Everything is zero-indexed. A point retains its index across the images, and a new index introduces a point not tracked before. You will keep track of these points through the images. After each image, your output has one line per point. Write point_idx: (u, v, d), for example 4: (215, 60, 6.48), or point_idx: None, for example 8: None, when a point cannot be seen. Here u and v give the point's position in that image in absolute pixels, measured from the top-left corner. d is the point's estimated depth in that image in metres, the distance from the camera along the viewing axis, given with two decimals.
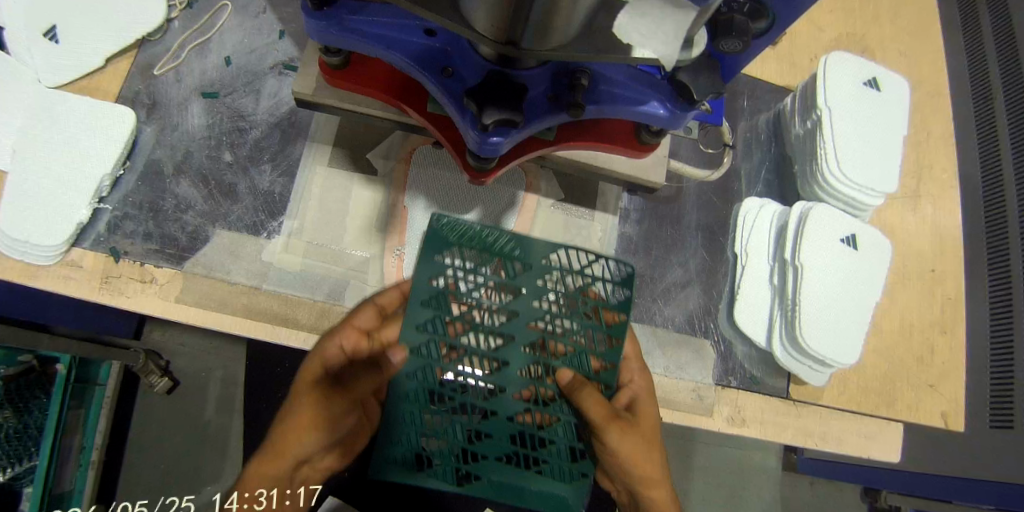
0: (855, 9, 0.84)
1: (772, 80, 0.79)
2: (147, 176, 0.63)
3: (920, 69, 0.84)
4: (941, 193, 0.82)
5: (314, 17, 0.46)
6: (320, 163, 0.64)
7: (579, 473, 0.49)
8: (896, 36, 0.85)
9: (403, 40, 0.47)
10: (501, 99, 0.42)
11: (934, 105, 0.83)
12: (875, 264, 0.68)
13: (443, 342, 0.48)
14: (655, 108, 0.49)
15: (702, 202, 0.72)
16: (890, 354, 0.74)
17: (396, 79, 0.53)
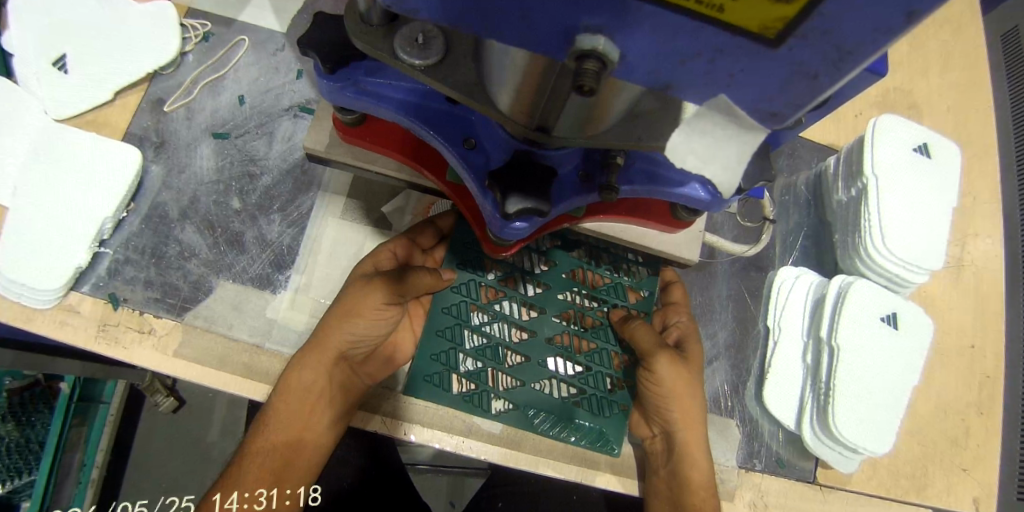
0: (901, 63, 0.80)
1: (811, 138, 0.75)
2: (150, 219, 0.60)
3: (971, 128, 0.79)
4: (989, 262, 0.76)
5: (329, 79, 0.43)
6: (333, 216, 0.61)
7: (615, 404, 0.57)
8: (947, 92, 0.80)
9: (423, 106, 0.44)
10: (527, 185, 0.38)
11: (982, 169, 0.78)
12: (919, 347, 0.63)
13: (490, 266, 0.59)
14: (695, 190, 0.43)
15: (736, 270, 0.69)
16: (925, 436, 0.69)
17: (415, 140, 0.49)
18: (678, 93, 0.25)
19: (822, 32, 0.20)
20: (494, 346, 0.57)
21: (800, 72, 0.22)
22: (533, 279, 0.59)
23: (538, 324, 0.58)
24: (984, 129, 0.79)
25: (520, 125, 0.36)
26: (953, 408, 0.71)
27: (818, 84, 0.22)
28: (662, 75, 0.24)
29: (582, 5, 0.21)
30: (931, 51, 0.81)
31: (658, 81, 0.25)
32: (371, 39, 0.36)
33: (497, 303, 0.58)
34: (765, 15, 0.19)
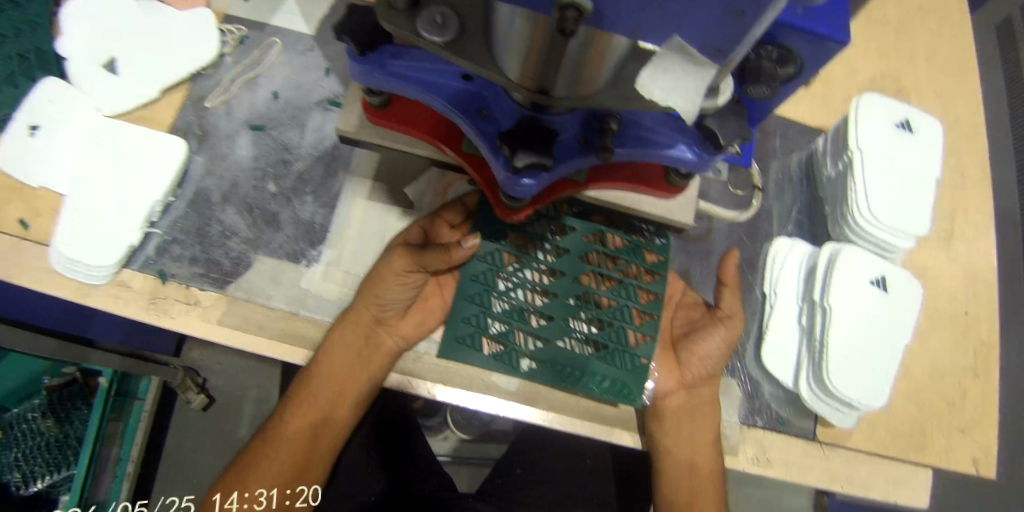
0: (890, 50, 0.84)
1: (804, 121, 0.79)
2: (195, 203, 0.66)
3: (957, 109, 0.83)
4: (977, 234, 0.80)
5: (359, 62, 0.49)
6: (359, 196, 0.66)
7: (638, 359, 0.59)
8: (933, 75, 0.83)
9: (441, 84, 0.50)
10: (533, 143, 0.44)
11: (970, 147, 0.82)
12: (907, 307, 0.67)
13: (513, 232, 0.62)
14: (683, 151, 0.49)
15: (733, 242, 0.73)
16: (921, 397, 0.73)
17: (433, 119, 0.55)
18: (642, 37, 0.31)
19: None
20: (520, 310, 0.61)
21: (731, 10, 0.28)
22: (554, 242, 0.62)
23: (564, 286, 0.61)
24: (969, 111, 0.83)
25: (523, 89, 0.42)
26: (948, 370, 0.74)
27: (745, 19, 0.28)
28: (628, 23, 0.30)
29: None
30: (918, 38, 0.85)
31: (624, 28, 0.31)
32: (395, 19, 0.41)
33: (521, 269, 0.61)
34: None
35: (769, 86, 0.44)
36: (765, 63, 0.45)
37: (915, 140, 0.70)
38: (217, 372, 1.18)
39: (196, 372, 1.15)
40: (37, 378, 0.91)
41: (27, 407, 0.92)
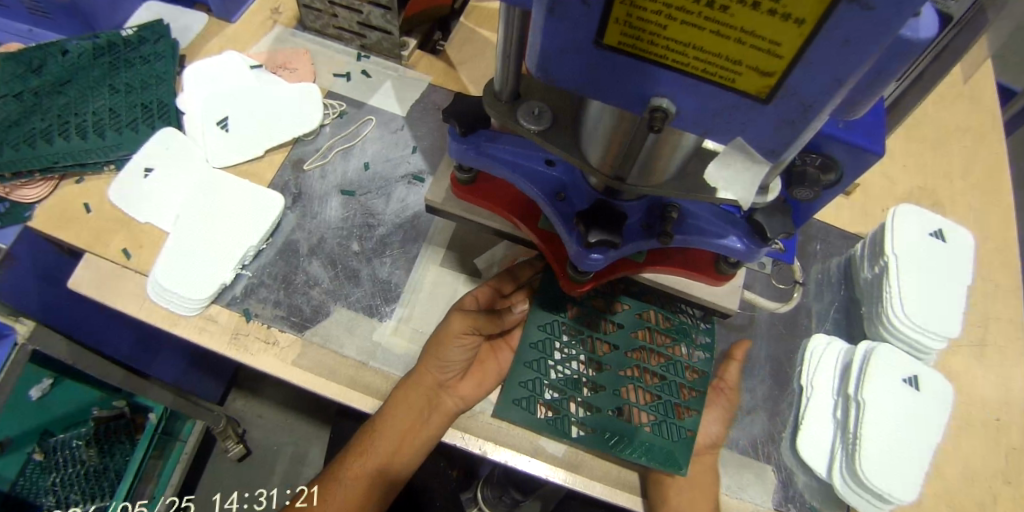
0: (927, 164, 0.89)
1: (844, 227, 0.84)
2: (284, 252, 0.72)
3: (990, 224, 0.87)
4: (1010, 344, 0.82)
5: (457, 141, 0.56)
6: (432, 263, 0.71)
7: (685, 430, 0.62)
8: (967, 192, 0.88)
9: (526, 165, 0.57)
10: (605, 223, 0.50)
11: (1002, 261, 0.86)
12: (937, 407, 0.69)
13: (571, 306, 0.67)
14: (734, 242, 0.55)
15: (773, 335, 0.76)
16: (954, 500, 0.74)
17: (512, 199, 0.62)
18: (712, 136, 0.40)
19: (792, 92, 0.34)
20: (574, 380, 0.64)
21: (785, 120, 0.36)
22: (609, 318, 0.66)
23: (618, 360, 0.65)
24: (1002, 227, 0.87)
25: (602, 174, 0.49)
26: (980, 475, 0.75)
27: (796, 126, 0.36)
28: (702, 124, 0.39)
29: (657, 81, 0.37)
30: (953, 155, 0.90)
31: (699, 128, 0.40)
32: (498, 108, 0.50)
33: (576, 341, 0.66)
34: (759, 81, 0.34)
35: (813, 188, 0.53)
36: (810, 169, 0.53)
37: (947, 248, 0.75)
38: (257, 425, 1.21)
39: (238, 422, 1.18)
40: (89, 409, 0.99)
41: (74, 434, 0.97)
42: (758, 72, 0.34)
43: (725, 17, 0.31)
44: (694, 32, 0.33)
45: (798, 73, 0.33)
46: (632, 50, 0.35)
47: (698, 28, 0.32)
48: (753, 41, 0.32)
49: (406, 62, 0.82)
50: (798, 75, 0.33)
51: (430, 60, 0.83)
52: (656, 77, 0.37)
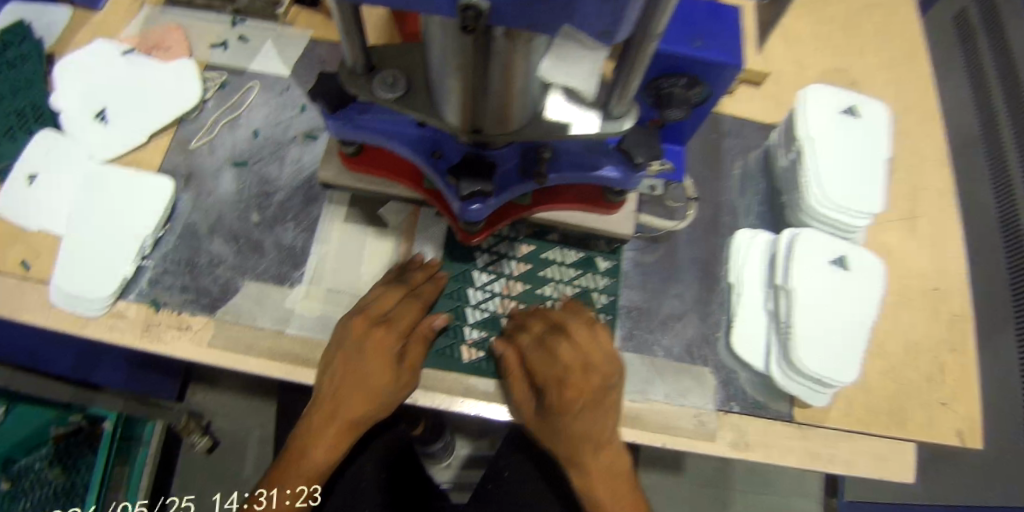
0: (842, 44, 0.83)
1: (760, 119, 0.79)
2: (184, 236, 0.69)
3: (915, 93, 0.82)
4: (943, 213, 0.79)
5: (332, 118, 0.61)
6: (337, 220, 0.69)
7: None
8: (885, 65, 0.83)
9: (399, 131, 0.62)
10: (475, 174, 0.56)
11: (932, 129, 0.81)
12: (868, 284, 0.69)
13: (481, 252, 0.67)
14: (609, 171, 0.60)
15: (697, 237, 0.72)
16: (894, 373, 0.74)
17: (399, 163, 0.65)
18: (539, 28, 0.38)
19: None
20: (495, 319, 0.65)
21: None
22: (521, 256, 0.67)
23: (530, 296, 0.66)
24: (925, 97, 0.82)
25: (462, 130, 0.57)
26: (923, 348, 0.75)
27: (621, 0, 0.35)
28: (525, 17, 0.37)
29: None
30: (868, 30, 0.84)
31: (522, 22, 0.38)
32: (357, 81, 0.56)
33: (491, 285, 0.66)
34: None
35: (681, 107, 0.62)
36: (677, 91, 0.61)
37: (860, 124, 0.71)
38: (223, 415, 1.19)
39: (200, 415, 1.17)
40: (46, 430, 0.95)
41: (36, 456, 0.95)
42: None
43: None
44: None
45: None
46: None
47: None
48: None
49: (284, 20, 0.78)
50: None
51: (309, 14, 0.79)
52: None
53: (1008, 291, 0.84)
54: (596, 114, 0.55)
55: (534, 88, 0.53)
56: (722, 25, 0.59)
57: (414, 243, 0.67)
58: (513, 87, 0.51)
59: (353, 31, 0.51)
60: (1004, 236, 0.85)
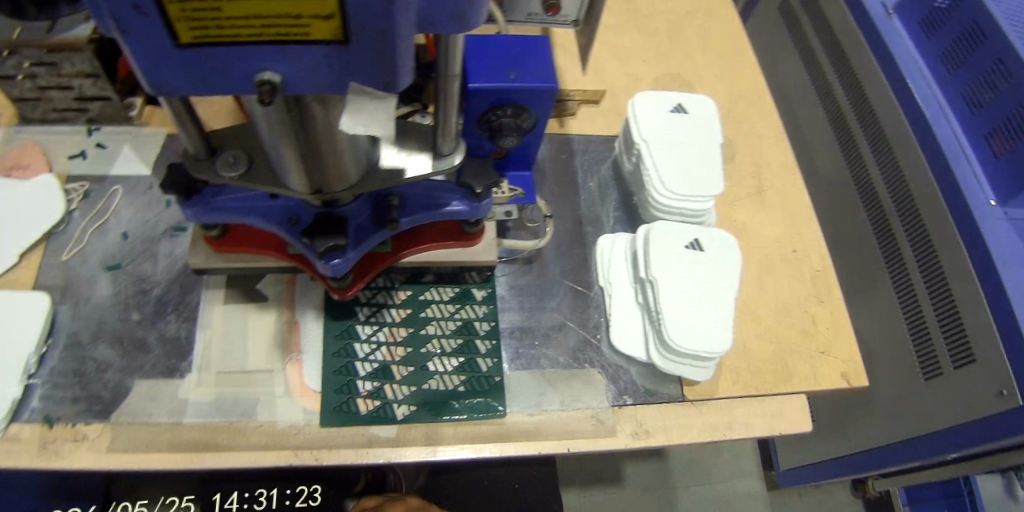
0: (665, 50, 0.92)
1: (607, 131, 0.85)
2: (69, 348, 0.69)
3: (740, 83, 0.91)
4: (785, 183, 0.87)
5: (187, 206, 0.63)
6: (217, 303, 0.72)
7: (493, 378, 0.69)
8: (709, 64, 0.92)
9: (255, 206, 0.65)
10: (329, 232, 0.61)
11: (760, 111, 0.90)
12: (724, 258, 0.74)
13: (360, 307, 0.71)
14: (455, 205, 0.65)
15: (563, 251, 0.77)
16: (770, 334, 0.79)
17: (265, 236, 0.69)
18: (330, 89, 0.46)
19: (358, 27, 0.40)
20: (385, 366, 0.69)
21: (377, 52, 0.42)
22: (398, 303, 0.71)
23: (415, 339, 0.70)
24: (748, 85, 0.91)
25: (310, 194, 0.61)
26: (794, 305, 0.81)
27: (388, 56, 0.42)
28: (313, 82, 0.45)
29: (254, 59, 0.42)
30: (688, 36, 0.93)
31: (314, 86, 0.46)
32: (201, 166, 0.59)
33: (375, 335, 0.70)
34: (327, 28, 0.40)
35: (512, 134, 0.66)
36: (505, 120, 0.66)
37: (691, 119, 0.78)
38: None
39: None
40: None
41: None
42: (320, 19, 0.39)
43: None
44: (243, 5, 0.37)
45: (350, 7, 0.38)
46: (209, 37, 0.39)
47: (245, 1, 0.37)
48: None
49: (138, 121, 0.81)
50: (351, 9, 0.38)
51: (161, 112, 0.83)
52: (253, 55, 0.42)
53: (898, 249, 1.01)
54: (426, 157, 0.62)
55: (362, 145, 0.60)
56: (534, 57, 0.66)
57: (294, 310, 0.71)
58: (343, 146, 0.58)
59: (188, 121, 0.55)
60: (900, 211, 1.00)
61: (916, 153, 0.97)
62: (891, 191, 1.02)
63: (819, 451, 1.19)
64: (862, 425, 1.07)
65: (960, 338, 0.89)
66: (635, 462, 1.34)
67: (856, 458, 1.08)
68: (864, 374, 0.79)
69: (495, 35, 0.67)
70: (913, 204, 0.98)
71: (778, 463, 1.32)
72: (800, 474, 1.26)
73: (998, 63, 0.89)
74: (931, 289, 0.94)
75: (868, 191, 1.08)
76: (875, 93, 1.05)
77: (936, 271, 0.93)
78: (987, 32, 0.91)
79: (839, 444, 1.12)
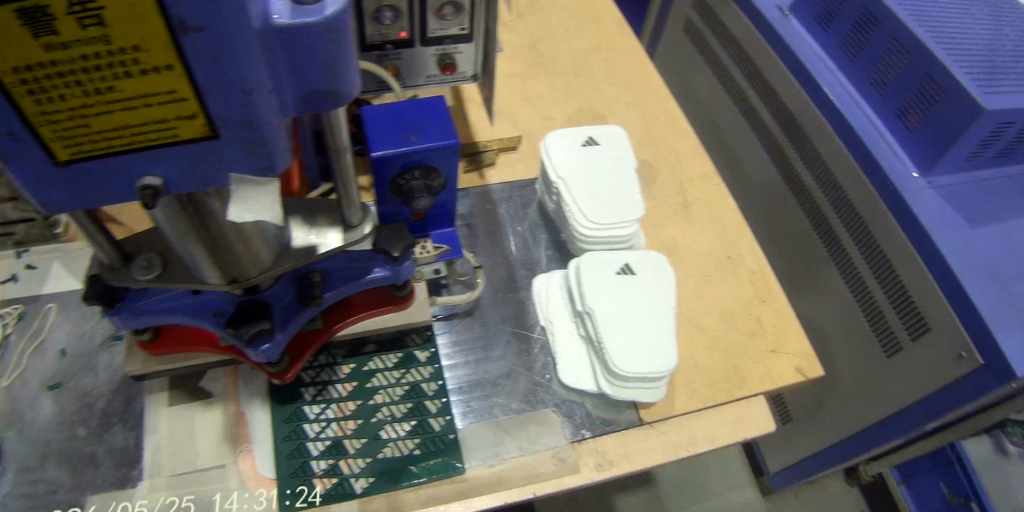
0: (574, 89, 0.97)
1: (525, 174, 0.89)
2: (20, 472, 0.67)
3: (649, 108, 0.96)
4: (707, 194, 0.90)
5: (111, 314, 0.64)
6: (161, 405, 0.72)
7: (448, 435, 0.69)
8: (618, 94, 0.98)
9: (180, 304, 0.66)
10: (252, 319, 0.62)
11: (672, 130, 0.94)
12: (655, 277, 0.76)
13: (307, 388, 0.71)
14: (377, 272, 0.68)
15: (499, 300, 0.79)
16: (717, 345, 0.79)
17: (197, 332, 0.70)
18: (214, 184, 0.43)
19: (223, 119, 0.38)
20: (337, 443, 0.68)
21: (248, 142, 0.40)
22: (343, 378, 0.72)
23: (364, 410, 0.70)
24: (657, 108, 0.96)
25: (226, 284, 0.62)
26: (738, 310, 0.82)
27: (260, 144, 0.40)
28: (196, 180, 0.42)
29: (129, 166, 0.39)
30: (594, 72, 0.99)
31: (197, 184, 0.42)
32: (116, 274, 0.60)
33: (324, 413, 0.70)
34: (193, 124, 0.38)
35: (424, 196, 0.69)
36: (415, 183, 0.68)
37: (603, 149, 0.81)
38: None
39: None
40: None
41: None
42: (184, 117, 0.37)
43: (117, 94, 0.35)
44: (108, 116, 0.36)
45: (209, 100, 0.36)
46: (84, 153, 0.37)
47: (109, 112, 0.36)
48: (156, 99, 0.36)
49: (65, 237, 0.82)
50: (211, 101, 0.37)
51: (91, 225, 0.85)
52: (125, 163, 0.39)
53: (838, 231, 1.04)
54: (336, 232, 0.65)
55: (272, 229, 0.61)
56: (433, 118, 0.68)
57: (239, 401, 0.71)
58: (251, 233, 0.59)
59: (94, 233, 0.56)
60: (830, 200, 1.04)
61: (833, 137, 1.01)
62: (819, 180, 1.06)
63: (800, 447, 1.19)
64: (836, 413, 1.07)
65: (911, 309, 0.90)
66: (625, 493, 1.35)
67: (836, 448, 1.09)
68: (818, 366, 0.79)
69: (392, 103, 0.69)
70: (837, 188, 1.02)
71: (766, 467, 1.32)
72: (789, 475, 1.26)
73: (895, 42, 0.93)
74: (871, 263, 0.97)
75: (798, 185, 1.12)
76: (786, 91, 1.10)
77: (875, 248, 0.96)
78: (879, 16, 0.95)
79: (819, 436, 1.12)
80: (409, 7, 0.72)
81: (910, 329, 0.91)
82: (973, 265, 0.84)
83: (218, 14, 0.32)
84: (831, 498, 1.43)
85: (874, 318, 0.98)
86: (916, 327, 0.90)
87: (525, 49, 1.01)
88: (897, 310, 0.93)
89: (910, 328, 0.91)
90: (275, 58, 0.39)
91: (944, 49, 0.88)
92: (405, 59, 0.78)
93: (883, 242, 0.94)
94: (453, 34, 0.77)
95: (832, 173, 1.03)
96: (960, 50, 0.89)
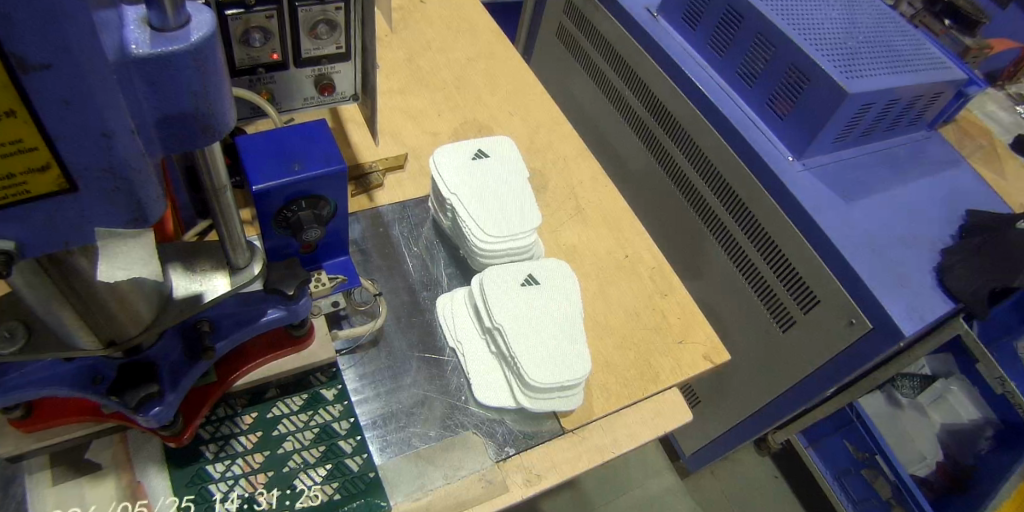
0: (457, 103, 1.01)
1: (413, 195, 0.90)
2: None
3: (532, 119, 1.02)
4: (595, 197, 0.94)
5: None
6: (44, 485, 0.62)
7: (369, 473, 0.67)
8: (502, 104, 1.03)
9: (52, 375, 0.57)
10: (136, 384, 0.56)
11: (554, 139, 1.00)
12: (558, 283, 0.78)
13: (206, 446, 0.66)
14: (271, 314, 0.64)
15: (403, 325, 0.79)
16: (627, 343, 0.81)
17: (80, 401, 0.62)
18: (78, 241, 0.36)
19: (81, 166, 0.32)
20: (248, 500, 0.64)
21: (112, 190, 0.34)
22: (246, 429, 0.68)
23: (273, 461, 0.66)
24: (536, 121, 1.02)
25: (102, 349, 0.54)
26: (641, 308, 0.85)
27: (126, 192, 0.35)
28: (55, 240, 0.35)
29: None
30: (476, 83, 1.05)
31: (58, 244, 0.36)
32: None
33: (230, 470, 0.65)
34: (45, 177, 0.32)
35: (314, 225, 0.65)
36: (302, 214, 0.64)
37: (491, 162, 0.85)
38: None
39: None
40: None
41: None
42: (34, 170, 0.31)
43: None
44: None
45: (62, 145, 0.31)
46: None
47: None
48: None
49: None
50: (64, 147, 0.31)
51: None
52: None
53: (723, 221, 1.10)
54: (223, 276, 0.61)
55: (151, 282, 0.55)
56: (315, 145, 0.65)
57: (133, 471, 0.64)
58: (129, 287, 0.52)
59: None
60: (714, 190, 1.10)
61: (710, 130, 1.06)
62: (700, 173, 1.12)
63: (709, 428, 1.26)
64: (743, 391, 1.14)
65: (800, 285, 0.97)
66: (550, 497, 1.41)
67: (745, 424, 1.15)
68: (722, 350, 0.84)
69: (270, 131, 0.65)
70: (719, 178, 1.08)
71: (682, 451, 1.39)
72: (702, 456, 1.33)
73: (760, 36, 0.99)
74: (756, 244, 1.04)
75: (681, 179, 1.17)
76: (663, 89, 1.14)
77: (761, 232, 1.02)
78: (742, 13, 1.01)
79: (727, 413, 1.19)
80: (280, 28, 0.69)
81: (800, 304, 0.98)
82: (852, 238, 0.91)
83: (66, 50, 0.28)
84: (743, 470, 1.54)
85: (761, 297, 1.05)
86: (806, 301, 0.97)
87: (404, 72, 1.03)
88: (788, 289, 1.00)
89: (801, 303, 0.98)
90: (136, 95, 0.34)
91: (805, 39, 0.95)
92: (280, 83, 0.75)
93: (766, 224, 1.01)
94: (329, 53, 0.75)
95: (714, 165, 1.08)
96: (818, 39, 0.96)
